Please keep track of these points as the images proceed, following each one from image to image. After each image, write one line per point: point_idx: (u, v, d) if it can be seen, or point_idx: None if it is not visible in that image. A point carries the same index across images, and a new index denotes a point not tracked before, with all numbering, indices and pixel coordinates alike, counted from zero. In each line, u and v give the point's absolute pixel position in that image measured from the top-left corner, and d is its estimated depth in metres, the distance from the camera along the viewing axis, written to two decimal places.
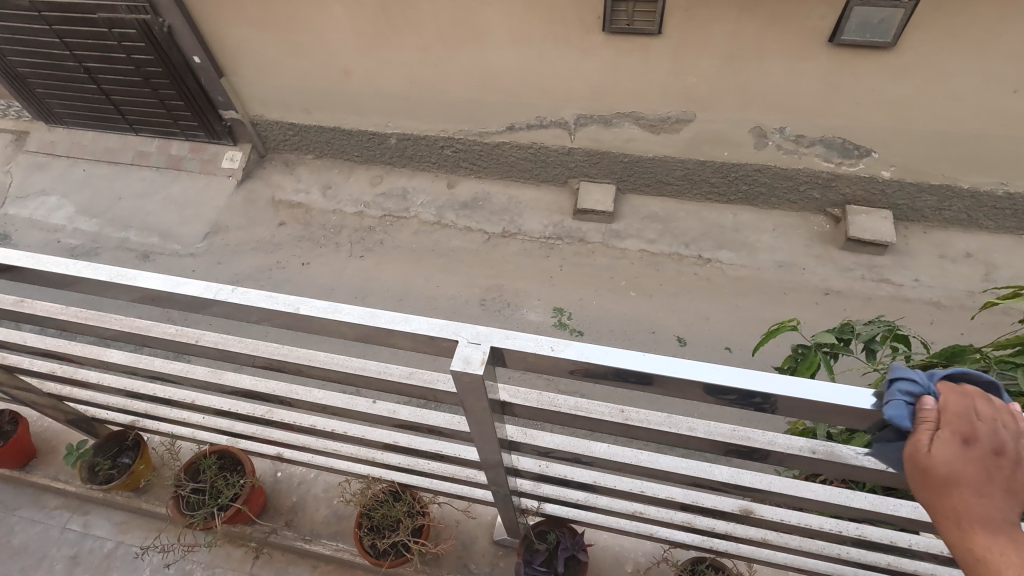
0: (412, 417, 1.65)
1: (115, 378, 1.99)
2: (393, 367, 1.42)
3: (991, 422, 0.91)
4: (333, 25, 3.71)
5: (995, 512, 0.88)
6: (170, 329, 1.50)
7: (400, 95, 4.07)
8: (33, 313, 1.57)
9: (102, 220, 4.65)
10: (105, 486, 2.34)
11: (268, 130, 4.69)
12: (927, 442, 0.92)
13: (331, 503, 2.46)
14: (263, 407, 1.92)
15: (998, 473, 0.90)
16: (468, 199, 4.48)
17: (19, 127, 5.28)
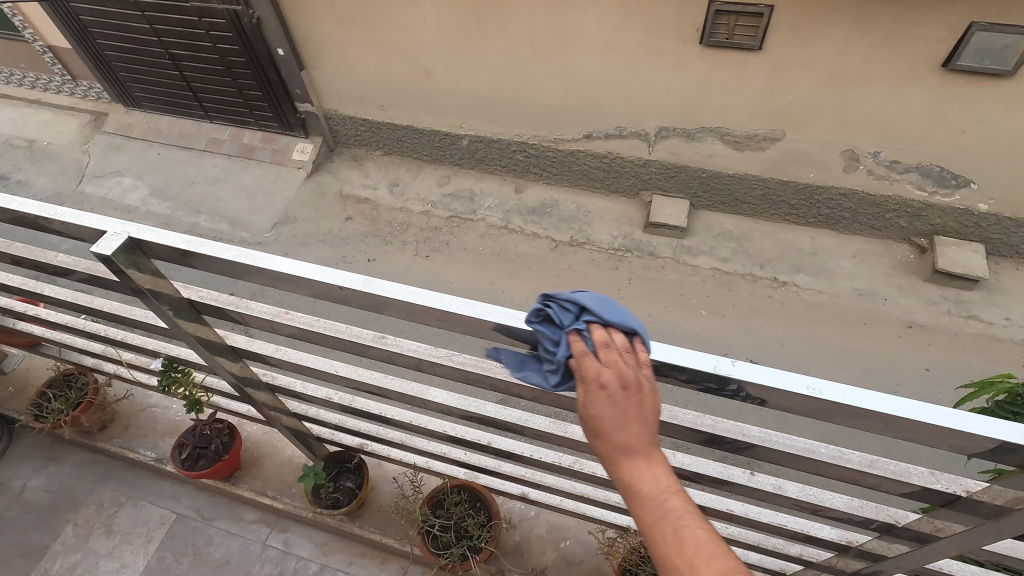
0: (815, 498, 1.49)
1: (400, 411, 1.92)
2: (847, 452, 1.29)
3: (618, 362, 0.97)
4: (422, 26, 3.71)
5: (637, 448, 0.93)
6: (566, 385, 1.32)
7: (479, 96, 4.05)
8: (398, 352, 1.40)
9: (175, 203, 4.73)
10: (335, 512, 2.32)
11: (340, 124, 4.71)
12: (590, 397, 0.96)
13: (559, 548, 2.41)
14: (568, 457, 1.81)
15: (630, 406, 0.94)
16: (536, 205, 4.43)
17: (97, 108, 5.41)
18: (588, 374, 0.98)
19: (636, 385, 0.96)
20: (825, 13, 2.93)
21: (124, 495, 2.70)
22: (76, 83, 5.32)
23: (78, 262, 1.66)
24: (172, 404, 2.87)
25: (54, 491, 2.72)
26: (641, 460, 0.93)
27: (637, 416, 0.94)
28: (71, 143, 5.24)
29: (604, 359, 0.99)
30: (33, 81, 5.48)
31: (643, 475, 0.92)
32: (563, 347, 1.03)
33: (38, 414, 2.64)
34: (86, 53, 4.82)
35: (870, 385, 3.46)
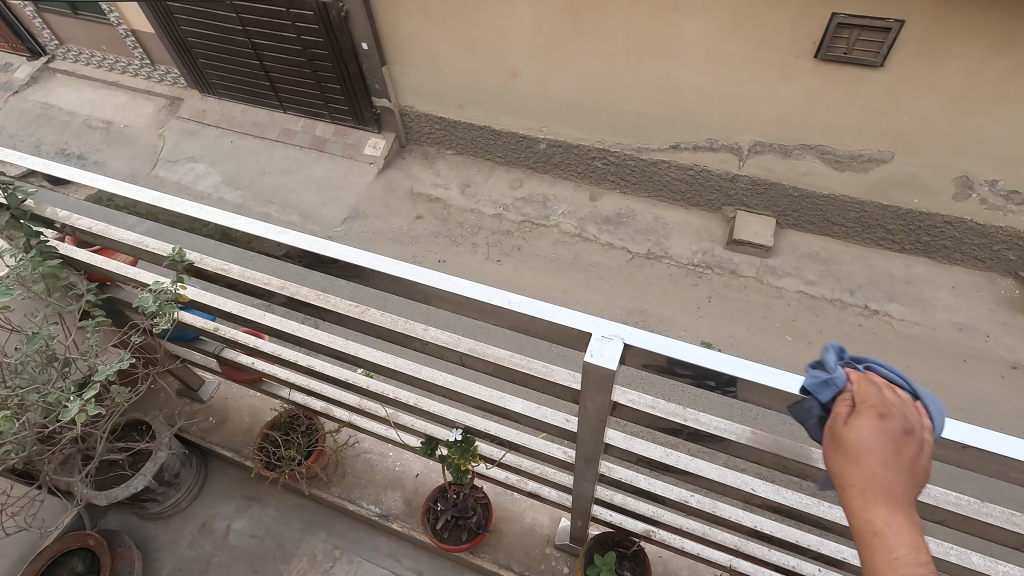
0: None
1: (775, 526, 1.66)
2: None
3: (901, 406, 0.87)
4: (516, 26, 3.62)
5: (891, 488, 0.79)
6: None
7: (564, 101, 3.95)
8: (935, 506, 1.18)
9: (247, 192, 4.74)
10: None
11: (415, 121, 4.67)
12: (846, 416, 0.86)
13: None
14: None
15: (905, 447, 0.82)
16: (612, 214, 4.30)
17: (172, 93, 5.47)
18: (861, 403, 0.87)
19: (916, 432, 0.85)
20: (961, 32, 2.75)
21: (338, 550, 2.42)
22: (155, 67, 5.39)
23: (391, 320, 1.45)
24: (388, 451, 2.57)
25: (260, 536, 2.45)
26: (879, 497, 0.79)
27: (904, 461, 0.82)
28: (147, 126, 5.31)
29: (884, 398, 0.88)
30: (112, 64, 5.57)
31: (888, 522, 0.77)
32: (842, 379, 0.90)
33: (263, 459, 2.33)
34: (169, 39, 4.87)
35: (972, 428, 3.25)
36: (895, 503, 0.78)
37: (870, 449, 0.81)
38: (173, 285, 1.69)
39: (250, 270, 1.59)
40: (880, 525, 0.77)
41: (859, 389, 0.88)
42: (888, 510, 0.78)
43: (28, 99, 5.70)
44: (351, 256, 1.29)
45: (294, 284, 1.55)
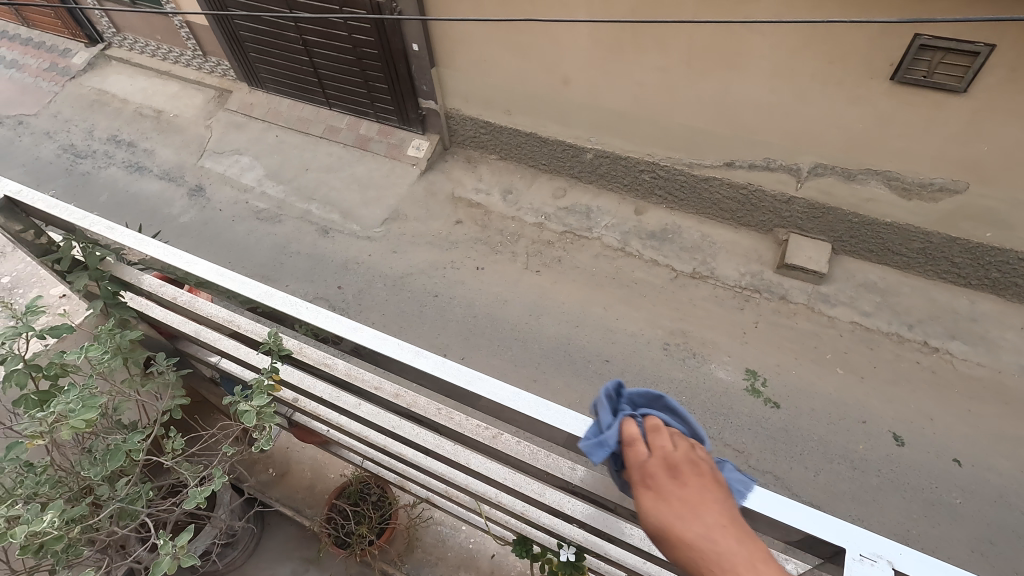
0: None
1: None
2: None
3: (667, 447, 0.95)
4: (572, 34, 3.52)
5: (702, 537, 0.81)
6: None
7: (616, 111, 3.83)
8: None
9: (289, 188, 4.75)
10: None
11: (460, 124, 4.62)
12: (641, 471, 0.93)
13: None
14: None
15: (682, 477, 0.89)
16: (657, 230, 4.18)
17: (221, 85, 5.53)
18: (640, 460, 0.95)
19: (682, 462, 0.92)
20: None
21: None
22: (207, 59, 5.46)
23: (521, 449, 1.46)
24: (462, 526, 2.50)
25: None
26: (707, 548, 0.80)
27: (694, 497, 0.85)
28: (196, 117, 5.38)
29: (659, 449, 0.95)
30: (166, 53, 5.66)
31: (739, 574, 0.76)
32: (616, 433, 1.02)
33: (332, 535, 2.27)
34: (222, 33, 4.92)
35: None
36: (714, 546, 0.79)
37: (661, 497, 0.87)
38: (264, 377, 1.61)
39: (356, 370, 1.62)
40: (688, 539, 0.81)
41: (634, 438, 0.99)
42: (696, 519, 0.83)
43: (85, 85, 5.84)
44: (503, 395, 1.29)
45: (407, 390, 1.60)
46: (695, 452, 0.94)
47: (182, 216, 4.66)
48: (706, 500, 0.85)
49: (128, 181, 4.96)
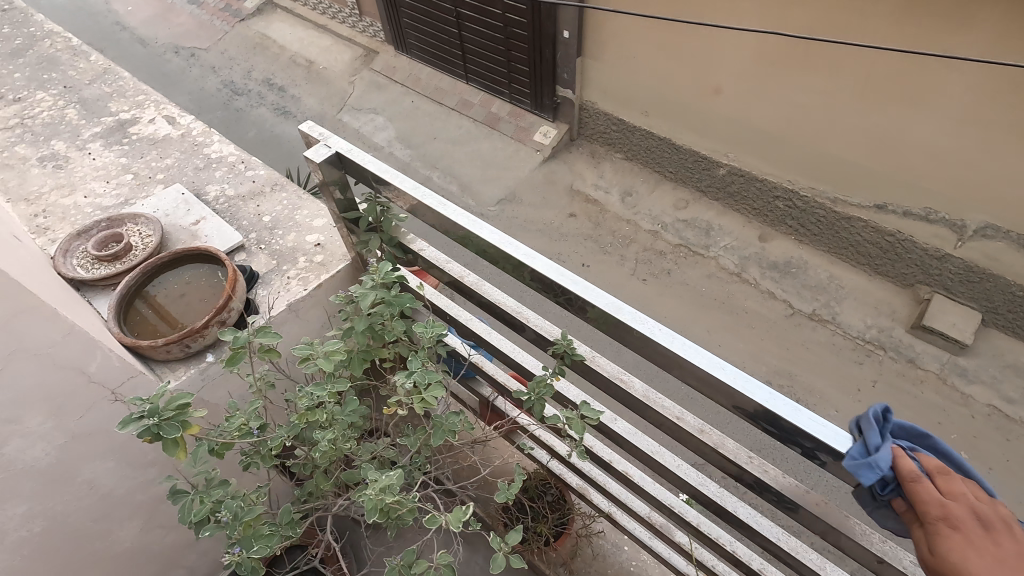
0: None
1: None
2: None
3: (960, 499, 0.84)
4: (734, 45, 3.35)
5: None
6: None
7: (764, 131, 3.62)
8: None
9: (415, 153, 4.91)
10: None
11: (592, 117, 4.55)
12: (926, 497, 0.84)
13: None
14: None
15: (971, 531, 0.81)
16: (781, 261, 3.92)
17: (370, 45, 5.79)
18: (928, 500, 0.84)
19: (958, 511, 0.82)
20: None
21: None
22: (362, 19, 5.73)
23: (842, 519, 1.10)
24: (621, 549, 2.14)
25: None
26: None
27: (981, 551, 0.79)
28: (342, 72, 5.67)
29: (944, 497, 0.84)
30: (326, 8, 5.99)
31: None
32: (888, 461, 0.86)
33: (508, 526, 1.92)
34: None
35: None
36: None
37: (959, 555, 0.79)
38: (547, 374, 1.34)
39: (654, 393, 1.23)
40: None
41: (920, 480, 0.84)
42: (981, 572, 0.77)
43: (251, 28, 6.32)
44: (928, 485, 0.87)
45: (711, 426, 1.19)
46: (981, 511, 0.82)
47: None
48: (993, 550, 0.79)
49: (274, 123, 5.34)
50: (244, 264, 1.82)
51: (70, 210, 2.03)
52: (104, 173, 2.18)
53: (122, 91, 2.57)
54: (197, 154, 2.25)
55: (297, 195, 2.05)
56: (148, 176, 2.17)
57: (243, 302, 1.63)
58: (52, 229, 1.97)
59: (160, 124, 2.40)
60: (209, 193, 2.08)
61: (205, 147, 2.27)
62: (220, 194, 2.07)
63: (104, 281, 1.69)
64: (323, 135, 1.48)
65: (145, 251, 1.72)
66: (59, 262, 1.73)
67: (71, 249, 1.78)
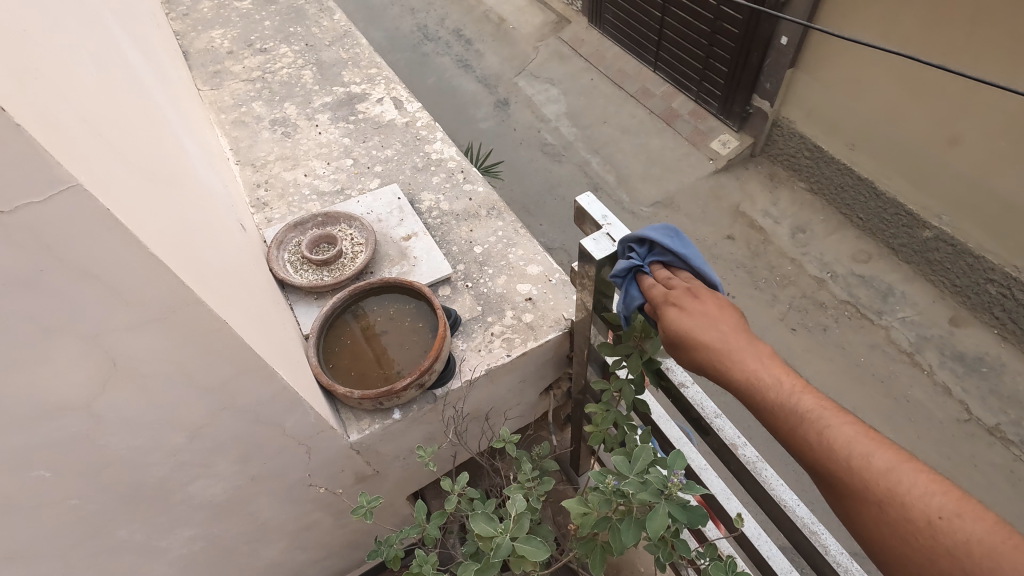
0: None
1: None
2: None
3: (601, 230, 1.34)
4: (993, 102, 2.85)
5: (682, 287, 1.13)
6: None
7: (1007, 202, 3.03)
8: None
9: (581, 133, 4.76)
10: None
11: (784, 137, 4.08)
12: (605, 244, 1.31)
13: None
14: None
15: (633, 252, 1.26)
16: (969, 354, 3.31)
17: (563, 12, 5.64)
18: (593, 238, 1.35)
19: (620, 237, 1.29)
20: None
21: None
22: None
23: None
24: None
25: None
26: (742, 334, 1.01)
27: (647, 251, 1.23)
28: (529, 34, 5.59)
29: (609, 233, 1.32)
30: None
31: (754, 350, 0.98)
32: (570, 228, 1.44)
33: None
34: None
35: None
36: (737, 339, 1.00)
37: (639, 265, 1.17)
38: None
39: None
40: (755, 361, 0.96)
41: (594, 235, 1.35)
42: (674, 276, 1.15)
43: None
44: None
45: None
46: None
47: (482, 122, 4.99)
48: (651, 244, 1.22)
49: (454, 74, 5.44)
50: (448, 303, 1.81)
51: (289, 189, 2.17)
52: (326, 152, 2.31)
53: (352, 58, 2.72)
54: (418, 151, 2.29)
55: (512, 229, 2.02)
56: (366, 166, 2.25)
57: (445, 361, 1.59)
58: (269, 206, 2.12)
59: (388, 106, 2.48)
60: (423, 202, 2.12)
61: (425, 144, 2.32)
62: (433, 205, 2.11)
63: (312, 290, 1.78)
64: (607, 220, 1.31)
65: (354, 270, 1.78)
66: (273, 255, 1.84)
67: (288, 241, 1.91)
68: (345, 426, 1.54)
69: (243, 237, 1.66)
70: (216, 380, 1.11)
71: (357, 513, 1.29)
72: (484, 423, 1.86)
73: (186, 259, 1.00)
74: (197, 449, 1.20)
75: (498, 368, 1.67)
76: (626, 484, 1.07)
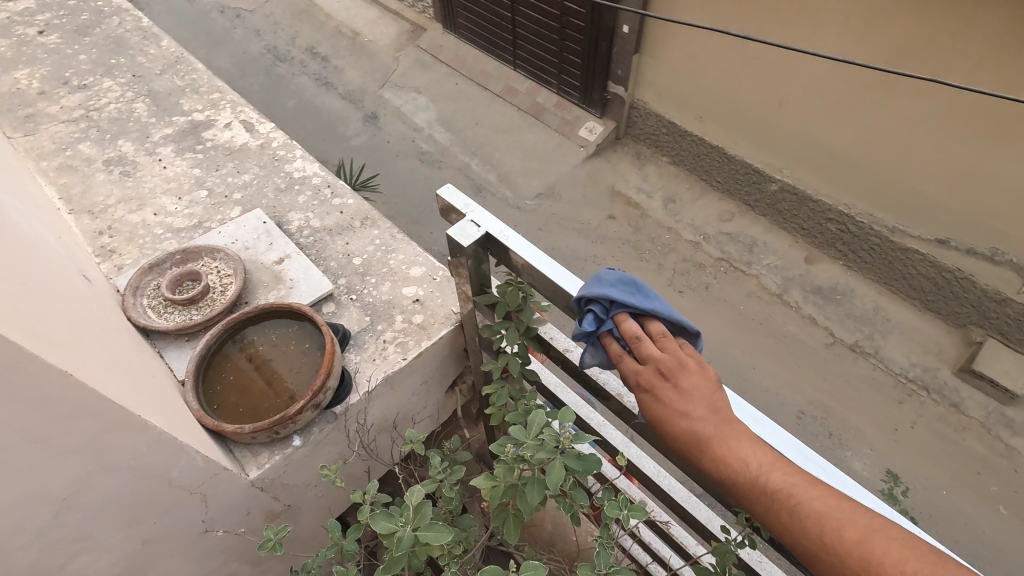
0: None
1: None
2: None
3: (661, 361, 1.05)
4: (804, 61, 3.25)
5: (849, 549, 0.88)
6: None
7: (831, 151, 3.47)
8: None
9: (456, 138, 4.79)
10: None
11: (642, 117, 4.39)
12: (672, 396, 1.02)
13: None
14: None
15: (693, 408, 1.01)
16: (825, 286, 3.77)
17: (417, 20, 5.64)
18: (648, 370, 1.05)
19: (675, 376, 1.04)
20: None
21: None
22: None
23: None
24: None
25: None
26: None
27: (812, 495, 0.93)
28: (387, 46, 5.53)
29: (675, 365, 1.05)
30: None
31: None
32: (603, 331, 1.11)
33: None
34: None
35: None
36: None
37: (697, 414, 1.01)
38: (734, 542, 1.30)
39: None
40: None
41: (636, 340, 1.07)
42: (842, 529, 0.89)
43: None
44: None
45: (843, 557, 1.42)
46: (689, 359, 1.04)
47: (354, 139, 4.87)
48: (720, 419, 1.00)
49: (315, 94, 5.25)
50: (333, 318, 1.76)
51: (137, 233, 1.99)
52: (175, 187, 2.14)
53: (195, 85, 2.54)
54: (279, 172, 2.20)
55: (389, 234, 2.00)
56: (224, 194, 2.11)
57: (340, 377, 1.54)
58: (118, 252, 1.93)
59: (237, 131, 2.35)
60: (291, 223, 2.03)
61: (286, 163, 2.22)
62: (303, 224, 2.03)
63: (180, 332, 1.65)
64: (468, 207, 1.33)
65: (226, 301, 1.66)
66: (129, 302, 1.67)
67: (147, 284, 1.75)
68: (243, 465, 1.46)
69: (89, 287, 1.49)
70: (83, 437, 1.01)
71: (266, 548, 1.22)
72: (393, 433, 1.83)
73: (7, 320, 0.90)
74: (70, 530, 1.06)
75: (395, 374, 1.65)
76: (523, 450, 1.10)
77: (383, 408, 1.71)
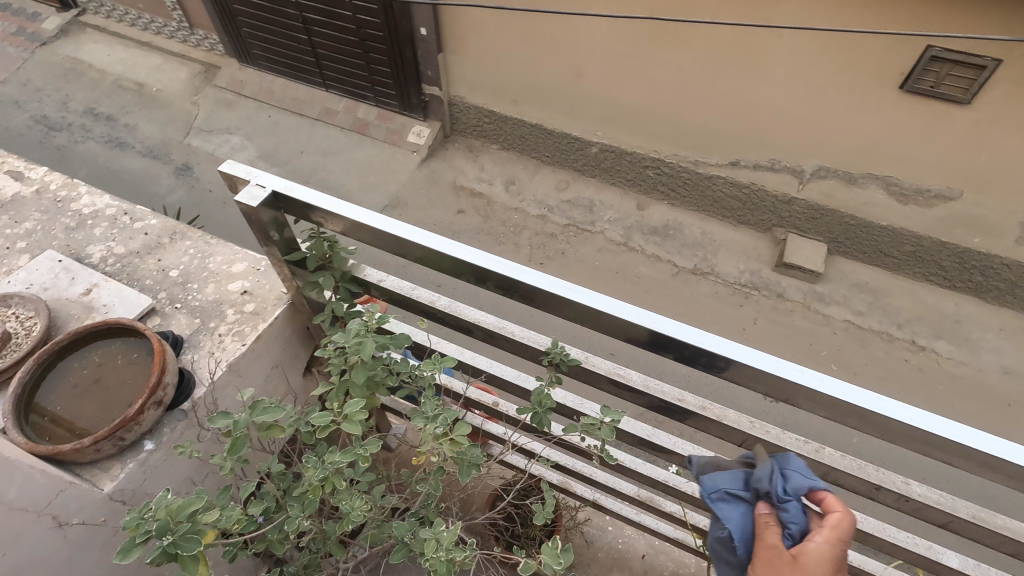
0: None
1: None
2: None
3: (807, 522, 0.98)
4: (585, 28, 3.57)
5: None
6: None
7: (629, 106, 3.89)
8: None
9: (283, 170, 4.60)
10: None
11: (463, 112, 4.56)
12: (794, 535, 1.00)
13: None
14: None
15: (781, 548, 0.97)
16: (659, 225, 4.23)
17: (209, 60, 5.31)
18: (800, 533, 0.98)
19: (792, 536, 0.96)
20: None
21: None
22: (193, 32, 5.21)
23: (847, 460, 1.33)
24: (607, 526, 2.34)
25: None
26: None
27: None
28: (181, 91, 5.13)
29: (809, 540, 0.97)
30: (148, 23, 5.33)
31: None
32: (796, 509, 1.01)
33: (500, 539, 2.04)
34: (215, 7, 4.73)
35: None
36: None
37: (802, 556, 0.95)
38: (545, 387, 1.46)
39: (654, 381, 1.42)
40: None
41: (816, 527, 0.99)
42: None
43: (58, 52, 5.45)
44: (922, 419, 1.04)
45: (652, 379, 1.43)
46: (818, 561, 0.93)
47: (169, 194, 4.46)
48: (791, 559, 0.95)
49: (109, 156, 4.71)
50: (162, 330, 1.70)
51: None
52: None
53: None
54: (66, 211, 2.00)
55: (203, 242, 1.94)
56: (6, 246, 1.89)
57: (177, 375, 1.53)
58: None
59: (5, 180, 2.08)
60: (93, 255, 1.88)
61: (73, 202, 2.03)
62: (106, 253, 1.89)
63: None
64: (252, 173, 1.39)
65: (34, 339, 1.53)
66: None
67: None
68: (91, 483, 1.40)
69: None
70: None
71: None
72: (254, 427, 1.80)
73: None
74: None
75: (238, 362, 1.66)
76: (340, 334, 1.25)
77: (237, 395, 1.70)
